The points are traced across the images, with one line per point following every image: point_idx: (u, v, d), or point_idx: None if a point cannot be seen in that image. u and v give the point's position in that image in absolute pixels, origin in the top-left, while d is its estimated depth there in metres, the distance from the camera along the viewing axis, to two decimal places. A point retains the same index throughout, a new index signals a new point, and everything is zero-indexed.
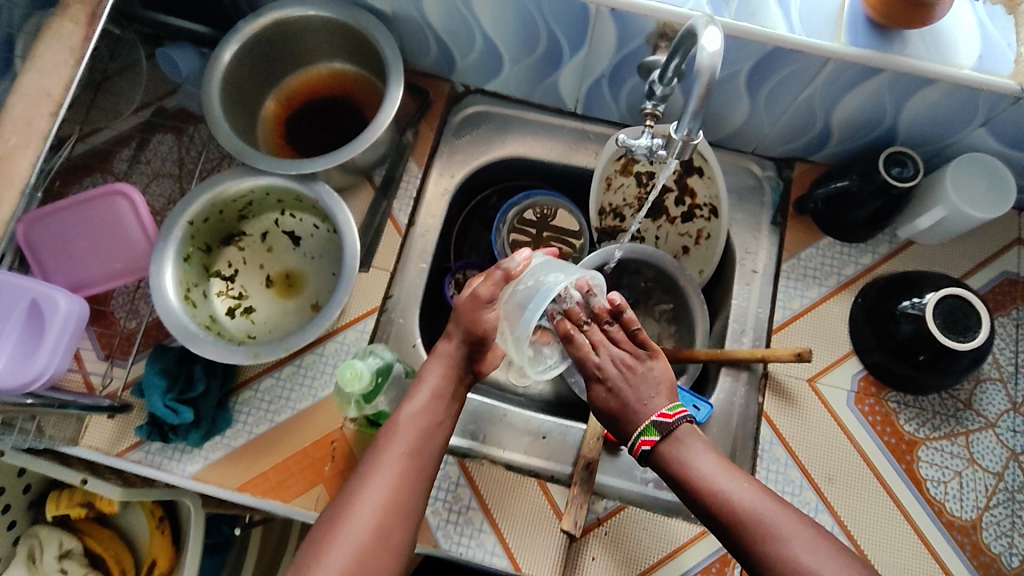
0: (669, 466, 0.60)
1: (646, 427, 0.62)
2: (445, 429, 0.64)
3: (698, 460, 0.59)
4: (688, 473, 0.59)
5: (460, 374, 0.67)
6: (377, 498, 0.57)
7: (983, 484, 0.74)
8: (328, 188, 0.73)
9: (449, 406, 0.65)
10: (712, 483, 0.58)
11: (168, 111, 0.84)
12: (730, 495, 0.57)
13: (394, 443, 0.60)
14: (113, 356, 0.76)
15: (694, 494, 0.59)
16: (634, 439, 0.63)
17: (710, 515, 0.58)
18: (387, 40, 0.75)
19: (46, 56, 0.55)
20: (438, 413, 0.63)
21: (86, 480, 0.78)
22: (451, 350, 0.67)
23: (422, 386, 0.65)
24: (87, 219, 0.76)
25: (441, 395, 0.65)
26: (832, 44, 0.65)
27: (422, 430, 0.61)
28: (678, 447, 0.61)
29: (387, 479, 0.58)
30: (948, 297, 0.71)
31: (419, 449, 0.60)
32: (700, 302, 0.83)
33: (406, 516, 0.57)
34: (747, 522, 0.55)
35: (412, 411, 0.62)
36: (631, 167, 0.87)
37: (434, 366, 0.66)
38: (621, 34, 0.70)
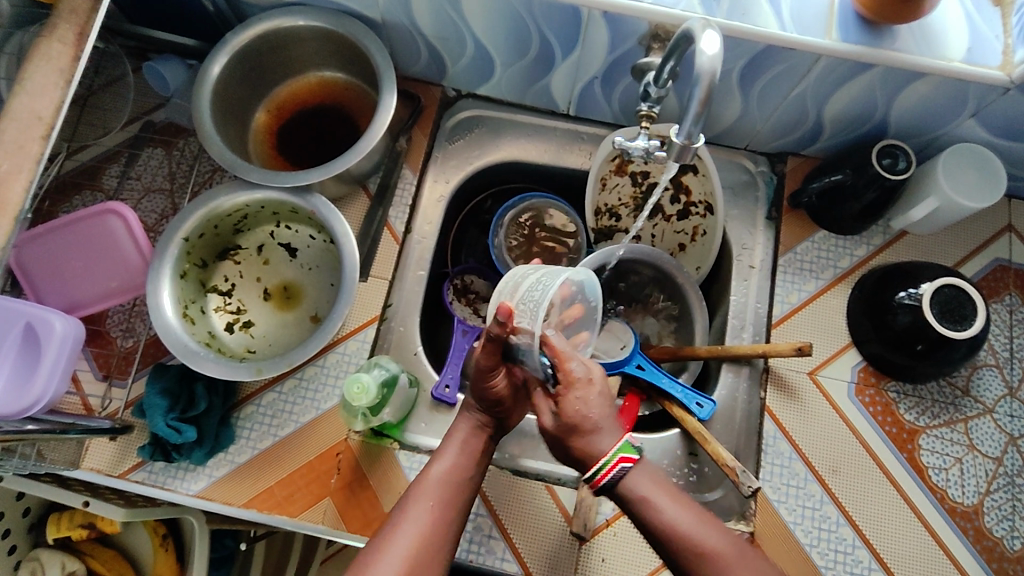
0: (630, 499, 0.56)
1: (616, 451, 0.56)
2: (475, 488, 0.62)
3: (653, 493, 0.56)
4: (652, 509, 0.55)
5: (491, 434, 0.65)
6: (407, 542, 0.54)
7: (983, 469, 0.75)
8: (323, 199, 0.72)
9: (481, 463, 0.63)
10: (671, 515, 0.54)
11: (156, 125, 0.83)
12: (700, 535, 0.53)
13: (426, 491, 0.58)
14: (111, 376, 0.75)
15: (651, 528, 0.55)
16: (592, 471, 0.56)
17: (672, 556, 0.54)
18: (378, 48, 0.75)
19: (35, 79, 0.54)
20: (471, 467, 0.62)
21: (88, 502, 0.77)
22: (476, 413, 0.65)
23: (455, 441, 0.63)
24: (79, 239, 0.75)
25: (470, 451, 0.63)
26: (824, 40, 0.65)
27: (455, 482, 0.60)
28: (642, 476, 0.56)
29: (416, 525, 0.55)
30: (944, 287, 0.71)
31: (452, 499, 0.58)
32: (698, 297, 0.84)
33: (434, 564, 0.54)
34: (711, 562, 0.52)
35: (444, 461, 0.61)
36: (626, 167, 0.87)
37: (466, 423, 0.65)
38: (613, 37, 0.70)
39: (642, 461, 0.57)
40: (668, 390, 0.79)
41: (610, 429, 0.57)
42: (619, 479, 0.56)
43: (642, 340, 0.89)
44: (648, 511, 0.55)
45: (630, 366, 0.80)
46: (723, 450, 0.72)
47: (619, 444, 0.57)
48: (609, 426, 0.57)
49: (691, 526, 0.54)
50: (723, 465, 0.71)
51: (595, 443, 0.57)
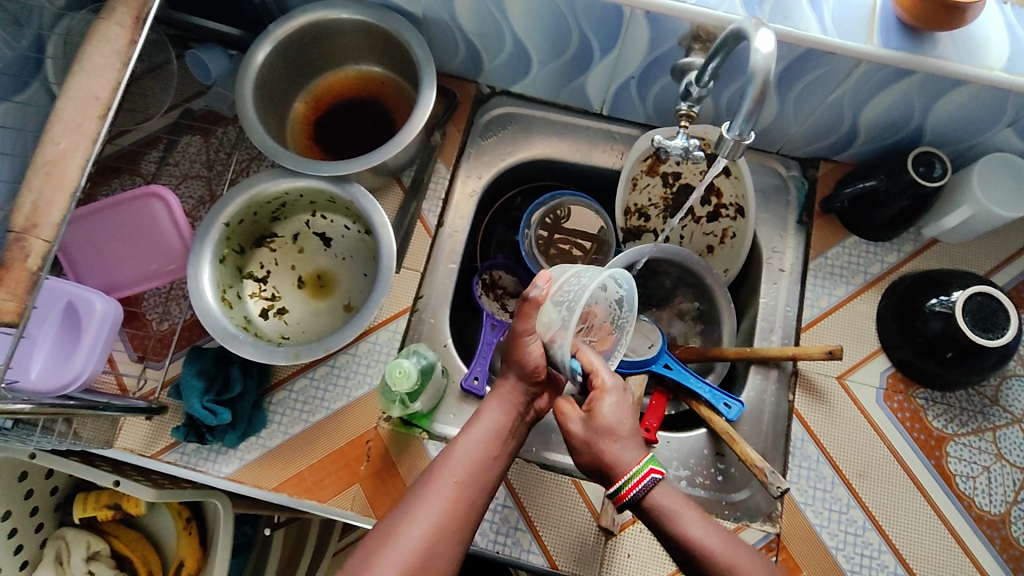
0: (658, 517, 0.56)
1: (644, 464, 0.56)
2: (501, 465, 0.62)
3: (683, 509, 0.56)
4: (678, 530, 0.55)
5: (522, 410, 0.65)
6: (424, 525, 0.55)
7: (1011, 479, 0.75)
8: (362, 189, 0.73)
9: (508, 442, 0.63)
10: (690, 527, 0.55)
11: (196, 113, 0.84)
12: (726, 556, 0.53)
13: (448, 473, 0.59)
14: (146, 358, 0.76)
15: (676, 542, 0.55)
16: (624, 481, 0.56)
17: (695, 572, 0.54)
18: (419, 42, 0.76)
19: (93, 60, 0.55)
20: (496, 447, 0.62)
21: (119, 482, 0.77)
22: (510, 385, 0.65)
23: (484, 419, 0.63)
24: (121, 221, 0.76)
25: (499, 431, 0.63)
26: (865, 45, 0.66)
27: (477, 463, 0.60)
28: (666, 492, 0.57)
29: (434, 510, 0.56)
30: (977, 294, 0.72)
31: (471, 481, 0.59)
32: (727, 299, 0.84)
33: (451, 545, 0.56)
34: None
35: (470, 443, 0.61)
36: (657, 167, 0.87)
37: (497, 399, 0.64)
38: (654, 37, 0.71)
39: (663, 483, 0.57)
40: (696, 390, 0.79)
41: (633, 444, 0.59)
42: (645, 499, 0.56)
43: (669, 340, 0.89)
44: (678, 532, 0.54)
45: (658, 365, 0.81)
46: (752, 451, 0.72)
47: (642, 459, 0.57)
48: (627, 443, 0.58)
49: (712, 543, 0.54)
50: (752, 465, 0.71)
51: (618, 467, 0.57)
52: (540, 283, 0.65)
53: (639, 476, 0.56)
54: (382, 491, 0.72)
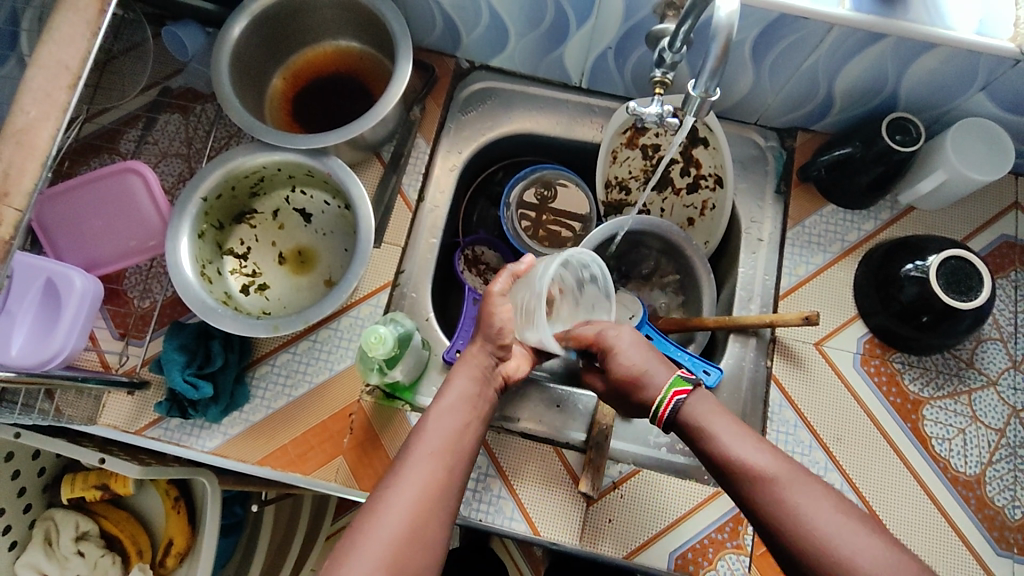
0: (688, 425, 0.60)
1: (671, 385, 0.61)
2: (476, 430, 0.63)
3: (714, 423, 0.58)
4: (702, 431, 0.58)
5: (488, 376, 0.67)
6: (408, 495, 0.55)
7: (985, 440, 0.76)
8: (340, 162, 0.73)
9: (478, 408, 0.64)
10: (732, 447, 0.56)
11: (173, 91, 0.84)
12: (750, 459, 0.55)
13: (423, 444, 0.59)
14: (128, 335, 0.76)
15: (710, 455, 0.57)
16: (656, 405, 0.61)
17: (727, 476, 0.56)
18: (395, 15, 0.75)
19: (62, 29, 0.55)
20: (466, 414, 0.63)
21: (104, 460, 0.76)
22: (477, 351, 0.68)
23: (451, 387, 0.64)
24: (98, 198, 0.76)
25: (470, 397, 0.64)
26: (837, 10, 0.66)
27: (451, 432, 0.60)
28: (701, 402, 0.60)
29: (417, 480, 0.56)
30: (950, 258, 0.72)
31: (448, 449, 0.59)
32: (706, 269, 0.84)
33: (440, 515, 0.55)
34: (763, 473, 0.54)
35: (441, 413, 0.62)
36: (637, 139, 0.88)
37: (464, 369, 0.66)
38: (628, 4, 0.71)
39: (697, 389, 0.61)
40: (675, 359, 0.80)
41: (660, 367, 0.64)
42: (680, 409, 0.60)
43: (650, 312, 0.90)
44: (706, 442, 0.58)
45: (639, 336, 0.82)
46: None
47: (670, 380, 0.62)
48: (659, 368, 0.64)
49: (737, 443, 0.56)
50: None
51: (649, 395, 0.63)
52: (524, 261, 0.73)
53: (674, 392, 0.61)
54: (366, 462, 0.73)
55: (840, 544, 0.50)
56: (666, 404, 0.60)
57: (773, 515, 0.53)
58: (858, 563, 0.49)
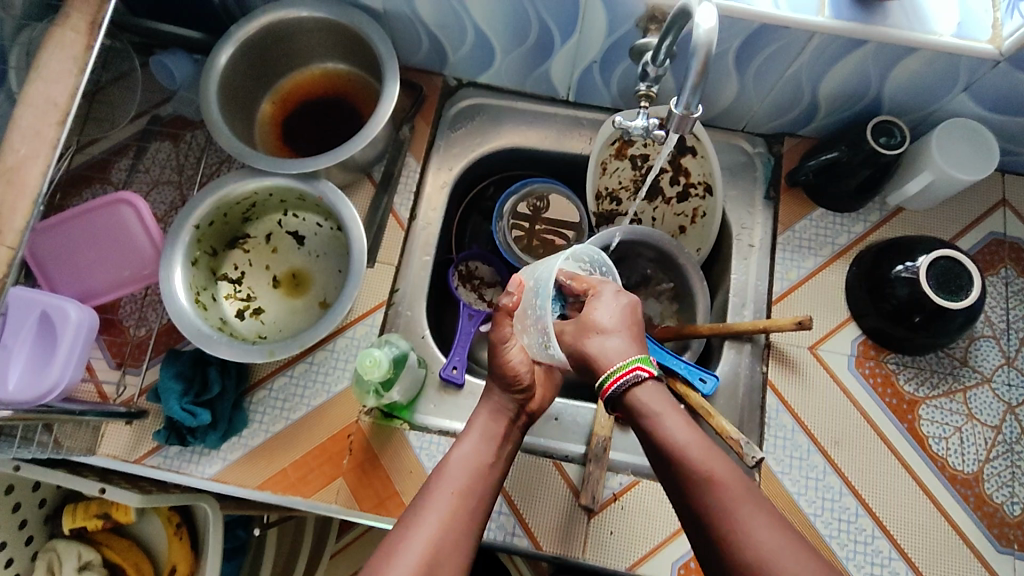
0: (640, 412, 0.59)
1: (634, 360, 0.61)
2: (499, 472, 0.63)
3: (665, 413, 0.58)
4: (653, 424, 0.58)
5: (512, 417, 0.66)
6: (427, 533, 0.55)
7: (982, 437, 0.77)
8: (331, 185, 0.74)
9: (501, 449, 0.64)
10: (676, 441, 0.56)
11: (163, 119, 0.85)
12: (700, 460, 0.54)
13: (445, 485, 0.59)
14: (125, 364, 0.76)
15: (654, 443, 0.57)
16: (603, 377, 0.61)
17: (668, 472, 0.56)
18: (380, 37, 0.76)
19: (49, 66, 0.55)
20: (490, 454, 0.63)
21: (105, 489, 0.76)
22: (495, 398, 0.66)
23: (473, 431, 0.64)
24: (91, 229, 0.76)
25: (491, 436, 0.64)
26: (817, 18, 0.67)
27: (473, 471, 0.60)
28: (649, 391, 0.60)
29: (437, 518, 0.56)
30: (941, 259, 0.73)
31: (470, 490, 0.59)
32: (700, 278, 0.85)
33: (457, 553, 0.56)
34: (708, 483, 0.53)
35: (462, 454, 0.62)
36: (626, 150, 0.88)
37: (486, 407, 0.66)
38: (610, 19, 0.71)
39: (652, 380, 0.61)
40: (673, 367, 0.81)
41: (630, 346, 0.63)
42: (632, 389, 0.60)
43: (645, 320, 0.91)
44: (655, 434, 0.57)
45: None
46: (728, 424, 0.73)
47: (636, 356, 0.62)
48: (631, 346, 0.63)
49: (684, 443, 0.56)
50: (727, 438, 0.72)
51: (604, 362, 0.62)
52: (511, 287, 0.67)
53: (627, 368, 0.60)
54: (367, 483, 0.73)
55: (774, 563, 0.49)
56: (618, 376, 0.60)
57: (718, 532, 0.52)
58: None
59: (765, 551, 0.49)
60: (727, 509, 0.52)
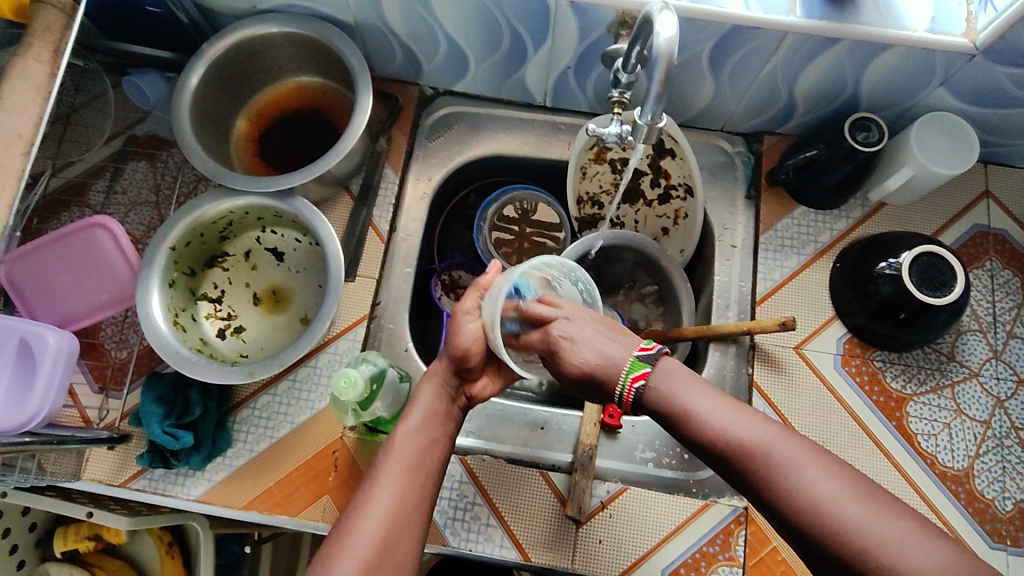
0: (658, 407, 0.53)
1: (629, 369, 0.54)
2: (445, 445, 0.63)
3: (680, 391, 0.53)
4: (675, 409, 0.52)
5: (452, 395, 0.66)
6: (381, 511, 0.56)
7: (971, 432, 0.76)
8: (306, 202, 0.73)
9: (446, 423, 0.64)
10: (702, 416, 0.51)
11: (139, 139, 0.84)
12: (729, 429, 0.50)
13: (392, 461, 0.59)
14: (107, 388, 0.76)
15: (683, 431, 0.52)
16: (619, 390, 0.54)
17: (710, 455, 0.51)
18: (351, 50, 0.75)
19: (12, 97, 0.54)
20: (435, 429, 0.63)
21: (92, 513, 0.77)
22: (441, 371, 0.66)
23: (418, 407, 0.64)
24: (67, 254, 0.76)
25: (437, 411, 0.64)
26: (789, 18, 0.66)
27: (420, 448, 0.61)
28: (663, 375, 0.54)
29: (388, 496, 0.57)
30: (923, 254, 0.72)
31: (417, 466, 0.60)
32: (684, 280, 0.84)
33: (411, 528, 0.57)
34: (748, 450, 0.48)
35: (408, 430, 0.62)
36: (605, 154, 0.88)
37: (431, 381, 0.66)
38: (582, 25, 0.71)
39: (660, 368, 0.54)
40: None
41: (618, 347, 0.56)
42: (649, 392, 0.54)
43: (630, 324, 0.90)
44: (680, 418, 0.52)
45: None
46: None
47: (629, 362, 0.55)
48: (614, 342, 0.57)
49: (709, 414, 0.51)
50: None
51: (609, 369, 0.55)
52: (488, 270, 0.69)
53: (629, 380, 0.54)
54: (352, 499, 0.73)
55: (839, 506, 0.44)
56: (627, 391, 0.54)
57: (774, 496, 0.47)
58: (862, 533, 0.43)
59: (827, 498, 0.45)
60: (774, 469, 0.47)
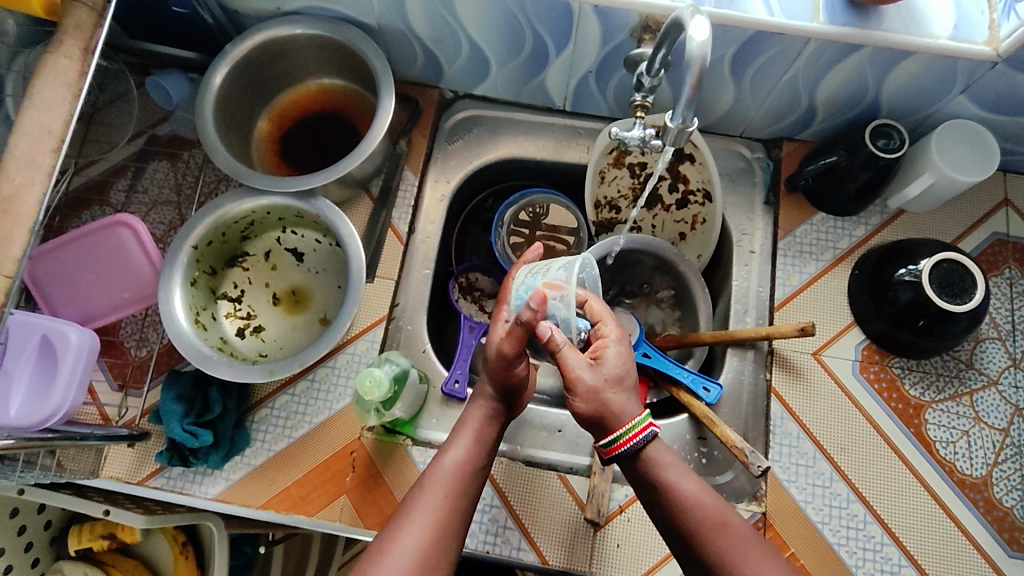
0: (647, 469, 0.57)
1: (642, 416, 0.58)
2: (485, 477, 0.61)
3: (669, 464, 0.57)
4: (662, 477, 0.56)
5: (500, 419, 0.64)
6: (417, 536, 0.54)
7: (990, 440, 0.76)
8: (328, 203, 0.73)
9: (489, 452, 0.62)
10: (685, 486, 0.56)
11: (161, 139, 0.85)
12: (703, 506, 0.55)
13: (433, 487, 0.57)
14: (127, 386, 0.76)
15: (661, 491, 0.56)
16: (623, 431, 0.57)
17: (672, 518, 0.56)
18: (374, 52, 0.76)
19: (42, 93, 0.55)
20: (479, 459, 0.61)
21: (109, 511, 0.77)
22: (487, 388, 0.65)
23: (465, 432, 0.62)
24: (90, 251, 0.76)
25: (482, 440, 0.62)
26: (812, 24, 0.66)
27: (464, 476, 0.59)
28: (660, 448, 0.58)
29: (427, 521, 0.55)
30: (942, 261, 0.72)
31: (458, 493, 0.58)
32: (701, 284, 0.84)
33: (444, 559, 0.54)
34: (718, 529, 0.54)
35: (454, 455, 0.60)
36: (623, 159, 0.88)
37: (475, 407, 0.64)
38: (605, 29, 0.71)
39: (657, 441, 0.59)
40: (676, 376, 0.80)
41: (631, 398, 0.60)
42: (639, 449, 0.57)
43: (647, 329, 0.90)
44: (662, 484, 0.56)
45: (638, 355, 0.82)
46: (733, 433, 0.72)
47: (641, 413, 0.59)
48: (624, 400, 0.59)
49: (688, 488, 0.56)
50: (733, 447, 0.71)
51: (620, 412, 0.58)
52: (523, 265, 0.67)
53: (641, 425, 0.57)
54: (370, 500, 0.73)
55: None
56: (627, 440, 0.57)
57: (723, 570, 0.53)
58: None
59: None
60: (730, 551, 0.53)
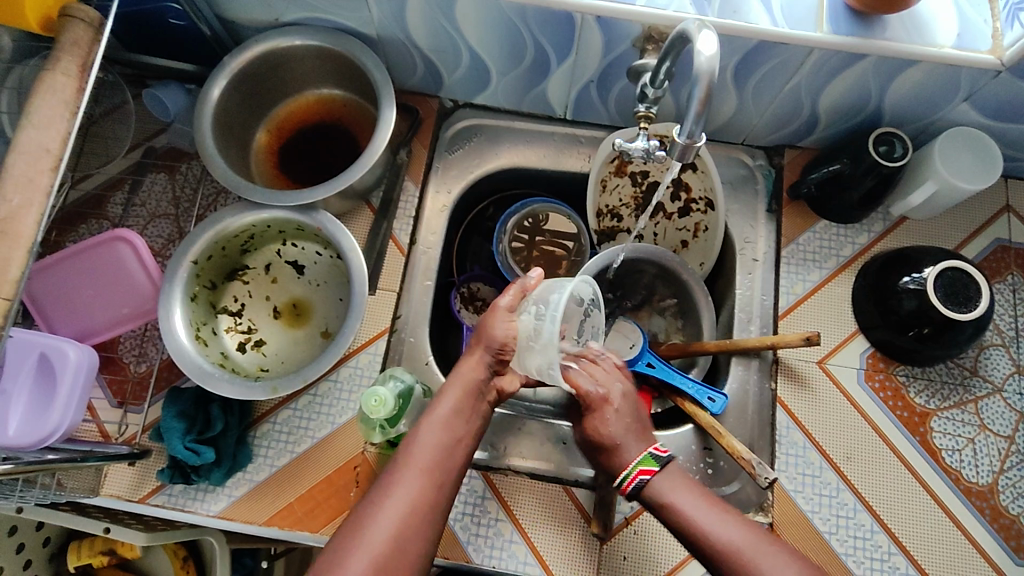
0: (656, 504, 0.63)
1: (636, 465, 0.65)
2: (466, 445, 0.63)
3: (677, 497, 0.62)
4: (674, 513, 0.62)
5: (483, 391, 0.66)
6: (396, 508, 0.56)
7: (995, 448, 0.76)
8: (329, 216, 0.73)
9: (471, 422, 0.64)
10: (697, 519, 0.60)
11: (158, 151, 0.84)
12: (718, 533, 0.59)
13: (412, 460, 0.59)
14: (126, 403, 0.75)
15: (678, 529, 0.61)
16: (621, 478, 0.65)
17: (695, 549, 0.60)
18: (374, 62, 0.75)
19: (40, 111, 0.54)
20: (458, 429, 0.63)
21: (110, 528, 0.75)
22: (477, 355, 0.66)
23: (445, 402, 0.64)
24: (88, 267, 0.75)
25: (462, 410, 0.64)
26: (816, 33, 0.66)
27: (441, 446, 0.61)
28: (663, 482, 0.64)
29: (407, 492, 0.57)
30: (947, 269, 0.72)
31: (437, 466, 0.60)
32: (705, 293, 0.84)
33: (425, 526, 0.57)
34: (731, 553, 0.58)
35: (431, 427, 0.62)
36: (625, 167, 0.87)
37: (455, 384, 0.65)
38: (607, 39, 0.71)
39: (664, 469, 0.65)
40: (681, 387, 0.79)
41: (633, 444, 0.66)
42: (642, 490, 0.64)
43: (650, 338, 0.90)
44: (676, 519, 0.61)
45: (640, 365, 0.82)
46: (739, 443, 0.72)
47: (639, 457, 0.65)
48: (633, 438, 0.67)
49: (703, 519, 0.60)
50: (739, 458, 0.70)
51: (622, 457, 0.66)
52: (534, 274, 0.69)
53: (632, 475, 0.64)
54: None
55: None
56: (629, 482, 0.64)
57: None
58: None
59: None
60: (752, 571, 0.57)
